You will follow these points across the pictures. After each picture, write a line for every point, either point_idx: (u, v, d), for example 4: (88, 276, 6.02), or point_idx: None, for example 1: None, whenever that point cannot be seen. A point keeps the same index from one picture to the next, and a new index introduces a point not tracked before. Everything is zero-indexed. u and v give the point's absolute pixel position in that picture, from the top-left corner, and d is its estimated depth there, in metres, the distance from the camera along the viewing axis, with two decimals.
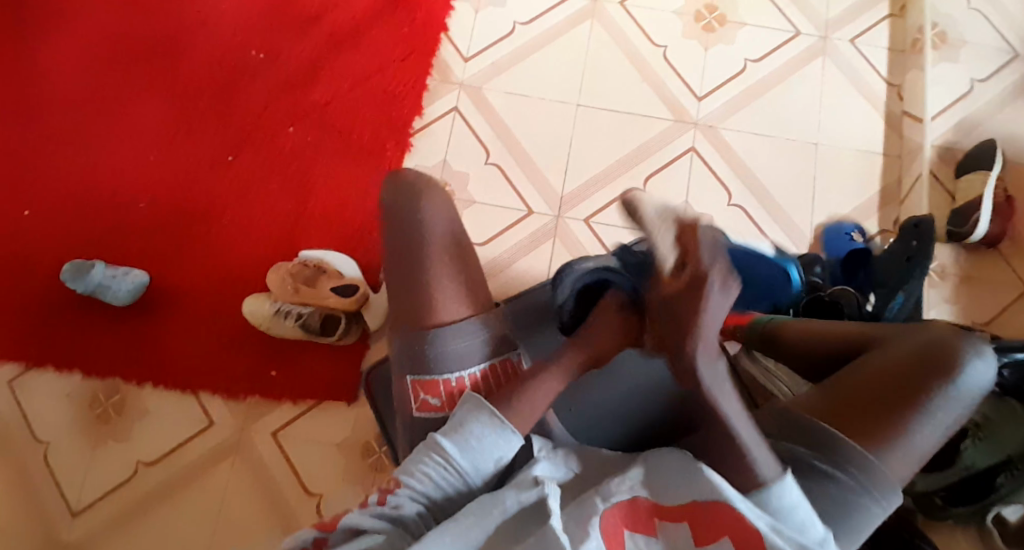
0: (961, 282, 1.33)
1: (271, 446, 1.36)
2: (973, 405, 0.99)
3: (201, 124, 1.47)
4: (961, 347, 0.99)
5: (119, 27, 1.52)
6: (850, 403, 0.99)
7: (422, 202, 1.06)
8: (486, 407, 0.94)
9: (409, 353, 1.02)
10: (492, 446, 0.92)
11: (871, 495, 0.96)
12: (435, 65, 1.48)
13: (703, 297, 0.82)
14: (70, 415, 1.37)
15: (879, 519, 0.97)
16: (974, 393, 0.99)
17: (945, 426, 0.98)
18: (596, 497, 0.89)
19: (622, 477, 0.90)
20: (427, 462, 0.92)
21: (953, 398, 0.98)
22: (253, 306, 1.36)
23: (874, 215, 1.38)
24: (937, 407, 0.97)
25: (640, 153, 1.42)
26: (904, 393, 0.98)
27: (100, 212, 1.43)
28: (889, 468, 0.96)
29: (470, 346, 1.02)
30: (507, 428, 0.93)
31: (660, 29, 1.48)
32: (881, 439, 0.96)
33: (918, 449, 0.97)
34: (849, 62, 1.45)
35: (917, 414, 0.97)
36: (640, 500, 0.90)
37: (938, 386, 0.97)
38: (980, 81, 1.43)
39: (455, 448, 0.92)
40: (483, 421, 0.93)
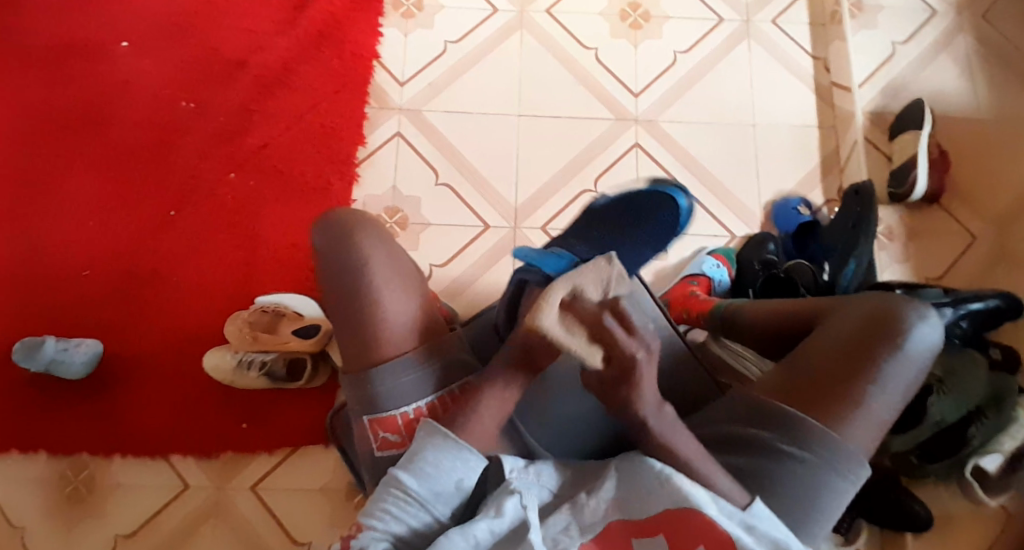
0: (909, 241, 1.38)
1: (252, 501, 1.31)
2: (924, 365, 1.01)
3: (136, 182, 1.43)
4: (905, 312, 1.02)
5: (39, 95, 1.47)
6: (806, 383, 1.01)
7: (356, 238, 1.05)
8: (439, 431, 0.94)
9: (361, 394, 1.02)
10: (451, 471, 0.93)
11: (837, 469, 0.98)
12: (372, 92, 1.47)
13: (637, 377, 0.88)
14: (40, 498, 1.30)
15: (847, 491, 0.99)
16: (922, 354, 1.01)
17: (900, 390, 1.00)
18: (573, 528, 0.89)
19: (595, 501, 0.90)
20: (387, 499, 0.92)
21: (905, 362, 1.00)
22: (214, 360, 1.31)
23: (818, 186, 1.41)
24: (888, 374, 0.99)
25: (586, 154, 1.42)
26: (856, 364, 1.00)
27: (42, 284, 1.37)
28: (851, 440, 0.98)
29: (423, 377, 1.01)
30: (464, 449, 0.93)
31: (588, 31, 1.50)
32: (838, 414, 0.98)
33: (876, 418, 0.99)
34: (774, 42, 1.49)
35: (869, 382, 0.99)
36: (612, 524, 0.89)
37: (885, 354, 1.00)
38: (901, 44, 1.48)
39: (413, 480, 0.92)
40: (439, 447, 0.93)
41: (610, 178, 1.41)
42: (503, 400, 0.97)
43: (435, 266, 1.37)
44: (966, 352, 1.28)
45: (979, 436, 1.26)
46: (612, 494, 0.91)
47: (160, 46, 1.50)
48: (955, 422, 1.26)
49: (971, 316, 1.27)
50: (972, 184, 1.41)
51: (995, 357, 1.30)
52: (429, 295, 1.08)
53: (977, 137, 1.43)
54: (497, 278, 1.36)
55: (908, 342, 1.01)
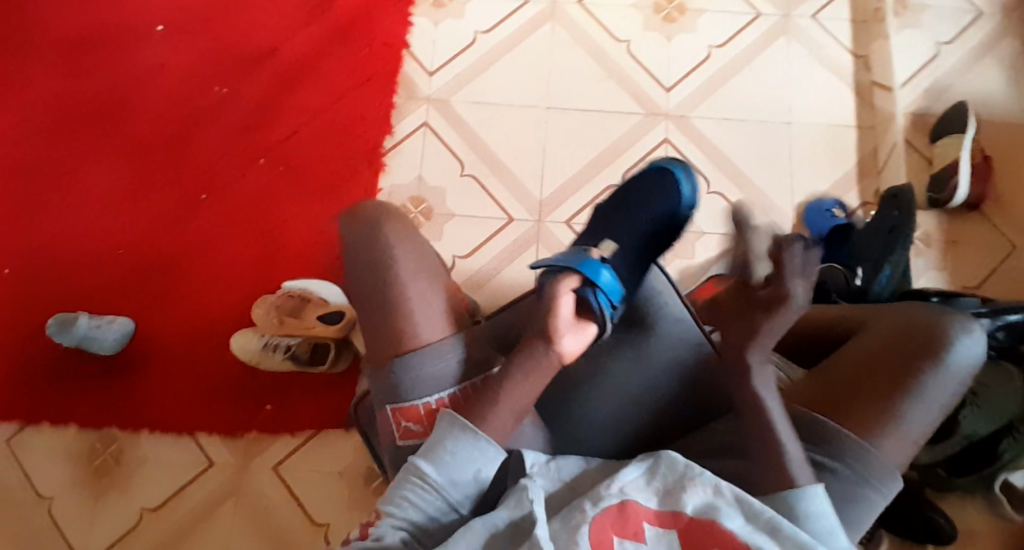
0: (946, 247, 1.34)
1: (273, 481, 1.34)
2: (965, 381, 0.98)
3: (172, 166, 1.46)
4: (948, 324, 0.99)
5: (82, 79, 1.51)
6: (842, 393, 0.99)
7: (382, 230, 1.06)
8: (459, 421, 0.95)
9: (385, 383, 1.02)
10: (468, 458, 0.93)
11: (871, 483, 0.95)
12: (401, 82, 1.47)
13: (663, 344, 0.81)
14: (70, 469, 1.35)
15: (881, 506, 0.96)
16: (964, 369, 0.98)
17: (939, 405, 0.97)
18: (584, 502, 0.89)
19: (611, 481, 0.90)
20: (407, 487, 0.92)
21: (946, 376, 0.97)
22: (241, 342, 1.34)
23: (853, 189, 1.37)
24: (927, 388, 0.97)
25: (614, 150, 1.41)
26: (893, 375, 0.98)
27: (80, 263, 1.42)
28: (886, 454, 0.95)
29: (446, 368, 1.02)
30: (481, 440, 0.94)
31: (620, 24, 1.47)
32: (874, 425, 0.96)
33: (913, 432, 0.96)
34: (813, 39, 1.45)
35: (908, 396, 0.96)
36: (630, 503, 0.88)
37: (925, 368, 0.97)
38: (946, 43, 1.43)
39: (431, 468, 0.92)
40: (457, 434, 0.94)
41: (637, 175, 1.39)
42: (526, 383, 0.98)
43: (458, 257, 1.37)
44: (1000, 365, 1.22)
45: (1011, 452, 1.22)
46: (632, 479, 0.91)
47: (199, 34, 1.53)
48: (986, 437, 1.23)
49: (1009, 328, 1.20)
50: (1016, 191, 1.35)
51: None
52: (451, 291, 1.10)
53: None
54: (519, 272, 1.36)
55: (949, 357, 0.98)
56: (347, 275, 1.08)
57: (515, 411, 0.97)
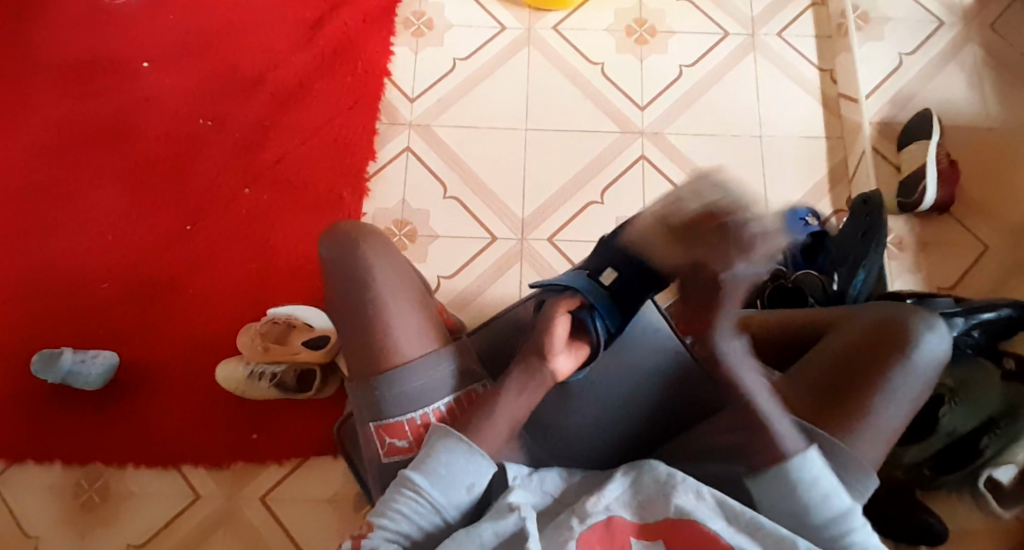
0: (919, 251, 1.37)
1: (261, 511, 1.33)
2: (933, 375, 1.00)
3: (153, 198, 1.46)
4: (914, 320, 1.02)
5: (59, 114, 1.51)
6: (815, 391, 1.01)
7: (363, 250, 1.07)
8: (453, 434, 0.95)
9: (369, 400, 1.02)
10: (462, 472, 0.93)
11: (847, 482, 0.98)
12: (382, 109, 1.50)
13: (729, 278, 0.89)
14: (54, 507, 1.32)
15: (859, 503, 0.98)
16: (932, 364, 1.00)
17: (908, 400, 0.99)
18: (571, 518, 0.88)
19: (597, 497, 0.90)
20: (399, 499, 0.92)
21: (912, 372, 0.99)
22: (226, 371, 1.34)
23: (827, 197, 1.41)
24: (896, 382, 0.99)
25: (593, 167, 1.44)
26: (864, 374, 1.00)
27: (62, 297, 1.41)
28: (859, 452, 0.97)
29: (432, 381, 1.02)
30: (475, 451, 0.94)
31: (594, 47, 1.52)
32: (847, 425, 0.98)
33: (885, 428, 0.99)
34: (779, 54, 1.50)
35: (880, 393, 0.99)
36: (616, 519, 0.88)
37: (893, 362, 0.99)
38: (908, 55, 1.49)
39: (425, 480, 0.92)
40: (451, 446, 0.94)
41: (617, 191, 1.42)
42: (513, 405, 0.98)
43: (443, 278, 1.38)
44: (977, 362, 1.25)
45: (993, 447, 1.23)
46: (617, 495, 0.90)
47: (178, 66, 1.54)
48: (968, 433, 1.25)
49: (982, 327, 1.24)
50: (983, 194, 1.39)
51: (1008, 368, 1.23)
52: (435, 305, 1.11)
53: (987, 146, 1.42)
54: (503, 290, 1.37)
55: (917, 353, 1.00)
56: (329, 300, 1.09)
57: (505, 433, 0.97)
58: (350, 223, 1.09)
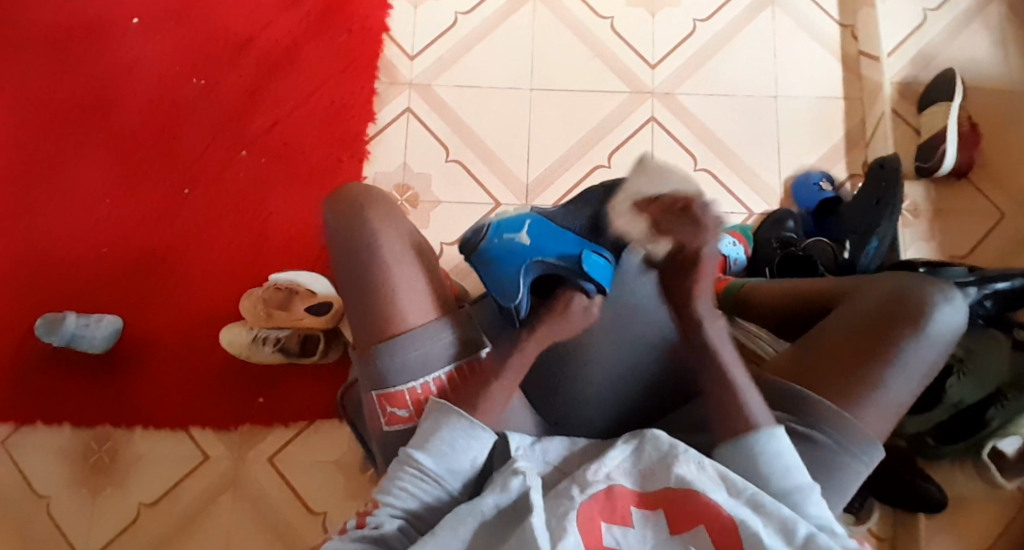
0: (934, 217, 1.34)
1: (269, 473, 1.35)
2: (945, 347, 0.99)
3: (150, 158, 1.43)
4: (926, 294, 1.00)
5: (51, 70, 1.47)
6: (826, 360, 0.99)
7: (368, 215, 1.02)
8: (454, 409, 0.93)
9: (369, 370, 0.99)
10: (465, 448, 0.92)
11: (852, 452, 0.96)
12: (381, 66, 1.44)
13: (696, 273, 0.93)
14: (66, 468, 1.35)
15: (862, 474, 0.97)
16: (944, 336, 0.99)
17: (919, 372, 0.98)
18: (572, 487, 0.85)
19: (598, 466, 0.87)
20: (402, 477, 0.91)
21: (924, 345, 0.98)
22: (231, 336, 1.33)
23: (842, 161, 1.36)
24: (908, 355, 0.97)
25: (601, 129, 1.39)
26: (877, 345, 0.98)
27: (62, 260, 1.40)
28: (865, 422, 0.96)
29: (433, 350, 0.98)
30: (478, 427, 0.92)
31: (603, 1, 1.44)
32: (855, 396, 0.96)
33: (894, 401, 0.97)
34: (798, 8, 1.43)
35: (891, 365, 0.97)
36: (617, 488, 0.85)
37: (905, 335, 0.98)
38: (932, 11, 1.41)
39: (427, 458, 0.91)
40: (453, 422, 0.92)
41: (625, 155, 1.37)
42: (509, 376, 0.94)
43: (446, 245, 1.36)
44: (986, 332, 1.24)
45: (999, 418, 1.25)
46: (618, 462, 0.88)
47: (171, 20, 1.49)
48: (974, 404, 1.25)
49: (996, 295, 1.23)
50: (1005, 159, 1.35)
51: (1019, 337, 1.24)
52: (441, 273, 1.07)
53: (1012, 108, 1.36)
54: None
55: (931, 326, 0.98)
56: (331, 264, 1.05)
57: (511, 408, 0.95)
58: (355, 187, 1.05)
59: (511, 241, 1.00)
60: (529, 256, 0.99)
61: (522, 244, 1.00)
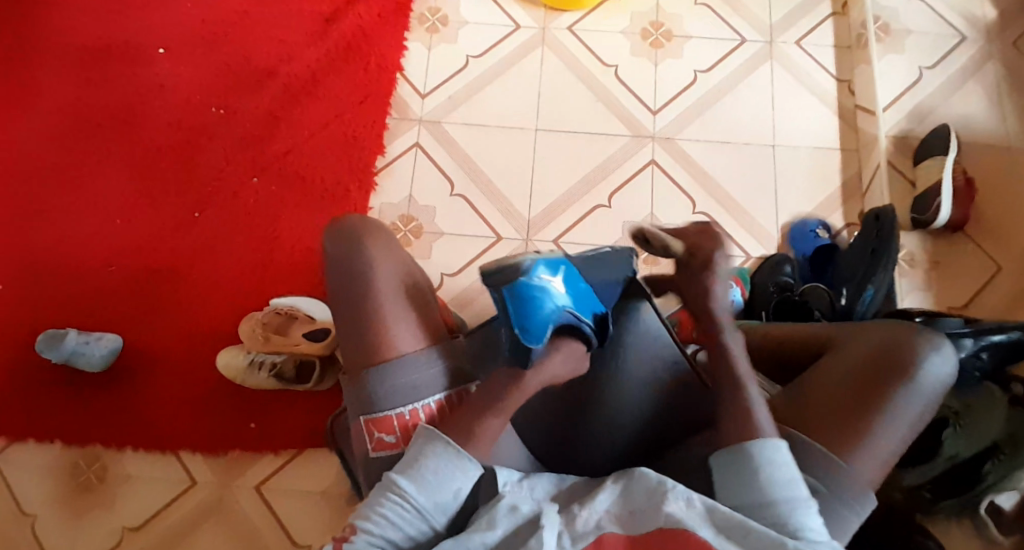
0: (931, 268, 1.35)
1: (255, 501, 1.33)
2: (937, 397, 0.98)
3: (164, 183, 1.47)
4: (919, 341, 0.99)
5: (77, 96, 1.52)
6: (819, 407, 0.99)
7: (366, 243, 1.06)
8: (442, 439, 0.93)
9: (359, 394, 1.01)
10: (449, 478, 0.91)
11: (841, 500, 0.95)
12: (394, 103, 1.50)
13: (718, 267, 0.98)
14: (54, 486, 1.34)
15: (853, 522, 0.96)
16: (936, 385, 0.98)
17: (910, 421, 0.97)
18: (561, 535, 0.85)
19: (585, 512, 0.86)
20: (383, 504, 0.90)
21: (916, 393, 0.97)
22: (226, 359, 1.34)
23: (839, 210, 1.39)
24: (898, 403, 0.97)
25: (603, 169, 1.42)
26: (868, 393, 0.98)
27: (70, 278, 1.42)
28: (856, 470, 0.95)
29: (423, 378, 1.01)
30: (463, 457, 0.92)
31: (609, 49, 1.50)
32: (845, 443, 0.96)
33: (885, 449, 0.96)
34: (797, 64, 1.48)
35: (881, 413, 0.97)
36: (607, 536, 0.85)
37: (896, 382, 0.97)
38: (927, 69, 1.46)
39: (411, 486, 0.91)
40: (439, 451, 0.92)
41: (625, 196, 1.41)
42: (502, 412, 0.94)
43: (446, 275, 1.38)
44: (982, 386, 1.21)
45: (994, 473, 1.22)
46: (606, 508, 0.87)
47: (195, 53, 1.55)
48: (970, 458, 1.22)
49: (993, 350, 1.20)
50: (1001, 212, 1.37)
51: (1016, 392, 1.21)
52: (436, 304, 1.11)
53: (1006, 164, 1.39)
54: None
55: (921, 375, 0.98)
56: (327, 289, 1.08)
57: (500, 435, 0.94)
58: (353, 216, 1.09)
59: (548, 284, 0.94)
60: (562, 305, 0.95)
61: (558, 293, 0.95)
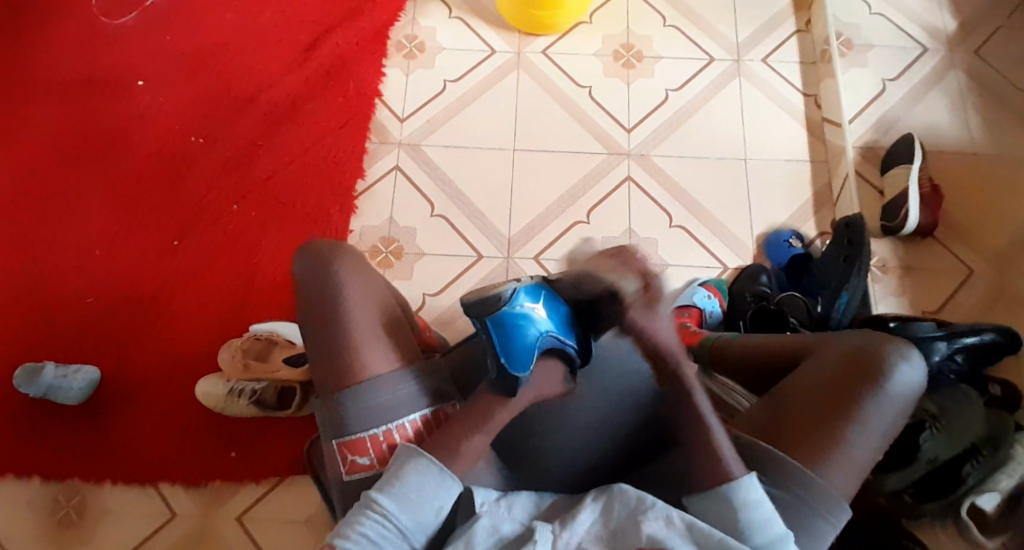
0: (903, 274, 1.37)
1: (238, 531, 1.31)
2: (905, 408, 0.97)
3: (144, 211, 1.47)
4: (887, 352, 0.98)
5: (55, 129, 1.52)
6: (792, 421, 0.96)
7: (336, 268, 1.04)
8: (423, 456, 0.91)
9: (331, 416, 0.98)
10: (430, 495, 0.89)
11: (818, 511, 0.91)
12: (373, 128, 1.51)
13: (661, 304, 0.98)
14: (31, 524, 1.30)
15: (830, 534, 0.92)
16: (906, 395, 0.97)
17: (880, 432, 0.95)
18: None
19: (565, 533, 0.85)
20: (363, 522, 0.88)
21: (885, 402, 0.96)
22: (206, 387, 1.32)
23: (811, 219, 1.42)
24: (868, 413, 0.95)
25: (581, 186, 1.45)
26: (840, 404, 0.96)
27: (47, 311, 1.40)
28: (830, 481, 0.92)
29: (396, 399, 0.97)
30: (446, 475, 0.89)
31: (582, 71, 1.54)
32: (819, 454, 0.93)
33: (857, 460, 0.94)
34: (764, 80, 1.52)
35: (852, 424, 0.94)
36: None
37: (865, 393, 0.96)
38: (891, 81, 1.50)
39: (392, 503, 0.88)
40: (421, 468, 0.90)
41: (603, 211, 1.43)
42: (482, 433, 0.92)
43: (428, 295, 1.38)
44: (960, 388, 1.21)
45: (975, 476, 1.19)
46: (587, 525, 0.86)
47: (174, 85, 1.56)
48: (951, 461, 1.19)
49: (966, 351, 1.23)
50: (969, 219, 1.40)
51: (994, 393, 1.25)
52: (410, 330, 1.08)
53: (972, 170, 1.43)
54: None
55: (892, 383, 0.97)
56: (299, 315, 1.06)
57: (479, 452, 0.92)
58: (325, 242, 1.07)
59: (529, 313, 0.95)
60: (545, 329, 0.95)
61: (540, 320, 0.96)
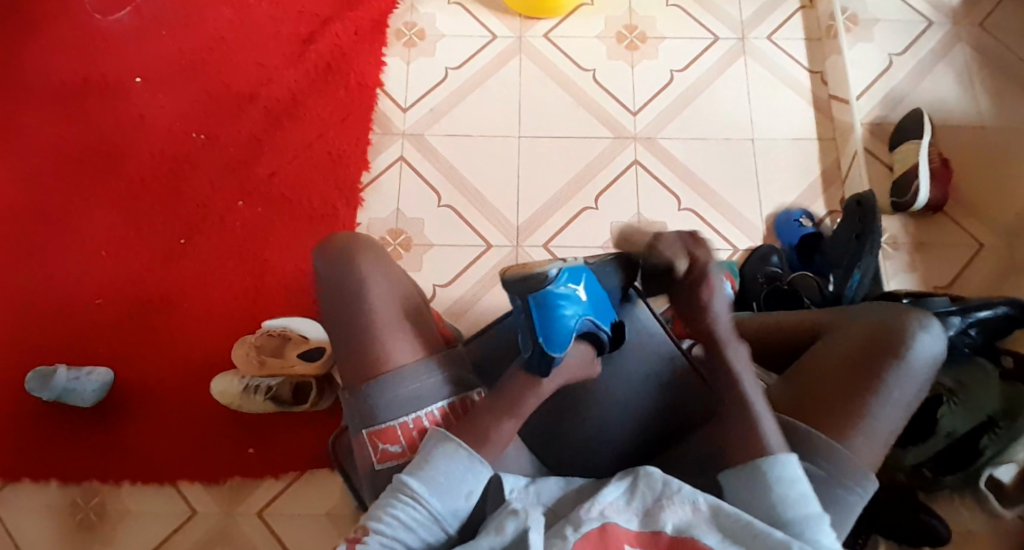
0: (914, 250, 1.37)
1: (258, 526, 1.31)
2: (927, 380, 0.95)
3: (149, 211, 1.46)
4: (906, 323, 0.97)
5: (55, 131, 1.51)
6: (814, 395, 0.96)
7: (357, 261, 1.03)
8: (453, 440, 0.90)
9: (359, 406, 0.97)
10: (461, 479, 0.88)
11: (845, 484, 0.91)
12: (376, 119, 1.50)
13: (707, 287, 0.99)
14: (51, 526, 1.31)
15: (859, 507, 0.92)
16: (927, 365, 0.95)
17: (903, 404, 0.94)
18: (565, 527, 0.83)
19: (590, 503, 0.84)
20: (394, 505, 0.87)
21: (907, 374, 0.94)
22: (221, 385, 1.32)
23: (820, 198, 1.41)
24: (891, 385, 0.94)
25: (588, 172, 1.44)
26: (862, 376, 0.95)
27: (57, 315, 1.40)
28: (855, 455, 0.92)
29: (424, 387, 0.97)
30: (475, 460, 0.89)
31: (586, 54, 1.52)
32: (843, 428, 0.92)
33: (882, 431, 0.93)
34: (769, 58, 1.51)
35: (875, 396, 0.93)
36: (611, 527, 0.82)
37: (887, 364, 0.94)
38: (897, 56, 1.49)
39: (423, 487, 0.87)
40: (449, 452, 0.89)
41: (611, 196, 1.42)
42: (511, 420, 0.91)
43: (438, 286, 1.38)
44: (975, 362, 1.17)
45: (993, 447, 1.17)
46: (612, 500, 0.84)
47: (173, 82, 1.54)
48: (967, 434, 1.19)
49: (981, 326, 1.15)
50: (978, 192, 1.40)
51: (1006, 367, 1.16)
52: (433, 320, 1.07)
53: (980, 144, 1.42)
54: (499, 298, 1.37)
55: (913, 353, 0.95)
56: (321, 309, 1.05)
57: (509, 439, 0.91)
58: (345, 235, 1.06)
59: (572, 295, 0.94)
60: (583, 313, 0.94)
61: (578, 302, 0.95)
